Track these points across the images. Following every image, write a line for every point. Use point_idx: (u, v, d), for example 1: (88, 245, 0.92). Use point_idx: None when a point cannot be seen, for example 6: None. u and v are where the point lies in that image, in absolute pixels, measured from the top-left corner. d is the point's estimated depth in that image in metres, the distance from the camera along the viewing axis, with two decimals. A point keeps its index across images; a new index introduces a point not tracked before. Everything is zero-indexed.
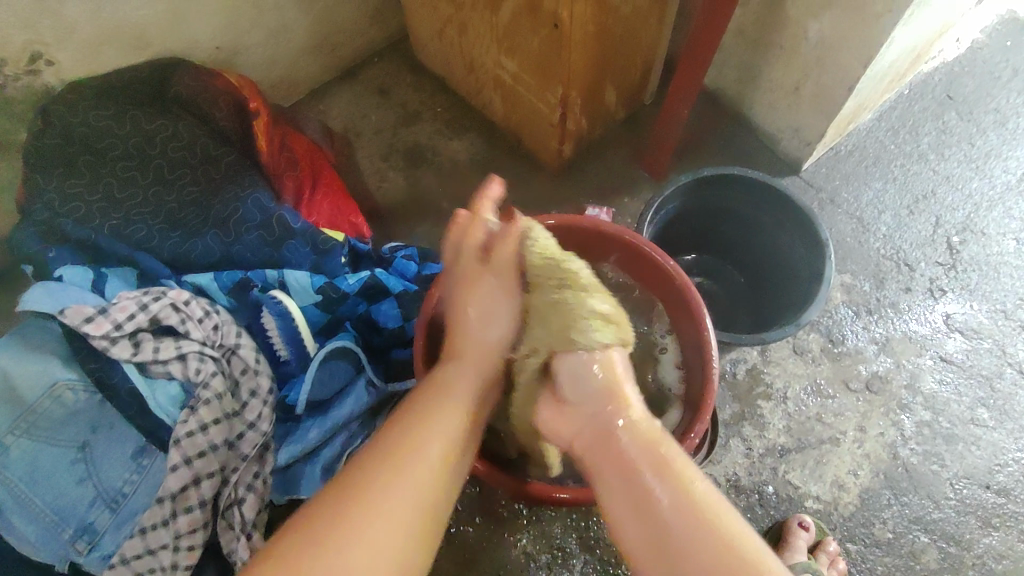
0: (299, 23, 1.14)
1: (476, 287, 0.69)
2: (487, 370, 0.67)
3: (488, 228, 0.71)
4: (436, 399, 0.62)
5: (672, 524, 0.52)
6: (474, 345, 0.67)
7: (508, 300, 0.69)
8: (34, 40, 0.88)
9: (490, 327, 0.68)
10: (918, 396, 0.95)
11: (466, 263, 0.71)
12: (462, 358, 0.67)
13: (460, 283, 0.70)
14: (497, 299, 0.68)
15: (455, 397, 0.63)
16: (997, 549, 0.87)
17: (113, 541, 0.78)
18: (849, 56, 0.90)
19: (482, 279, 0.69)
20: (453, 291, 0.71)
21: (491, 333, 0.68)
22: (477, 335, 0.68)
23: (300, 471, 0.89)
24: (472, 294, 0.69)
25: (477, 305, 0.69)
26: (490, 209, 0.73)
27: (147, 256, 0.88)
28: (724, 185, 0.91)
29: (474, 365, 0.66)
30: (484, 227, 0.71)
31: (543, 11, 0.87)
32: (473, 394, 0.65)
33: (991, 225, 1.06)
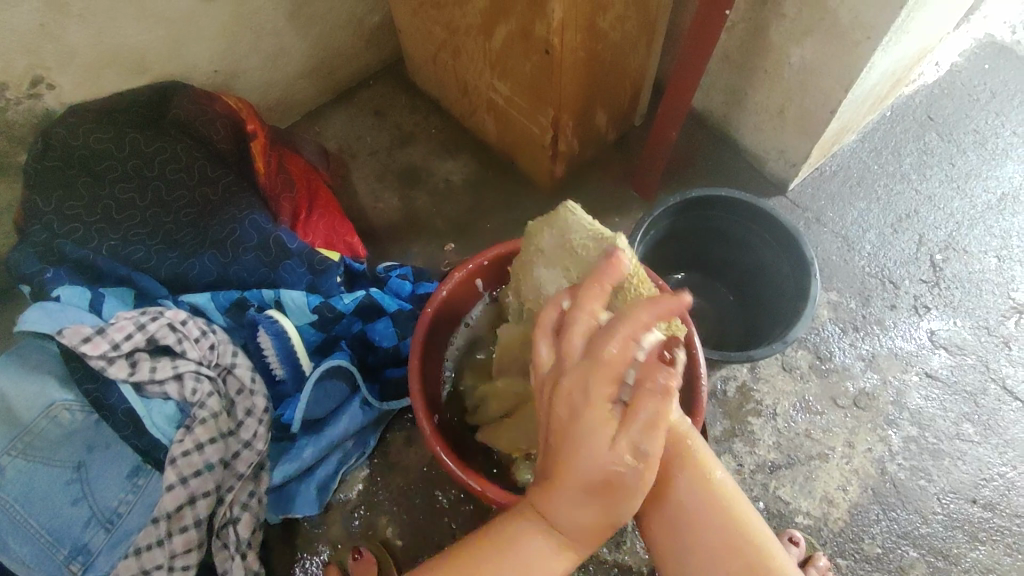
0: (296, 47, 1.16)
1: (594, 409, 0.45)
2: (585, 525, 0.50)
3: (638, 354, 0.46)
4: (505, 532, 0.52)
5: (695, 516, 0.53)
6: (583, 503, 0.48)
7: (640, 443, 0.45)
8: (37, 65, 0.90)
9: (606, 477, 0.46)
10: (905, 412, 0.97)
11: (591, 410, 0.45)
12: (558, 505, 0.49)
13: (570, 387, 0.46)
14: (621, 446, 0.45)
15: (528, 544, 0.51)
16: (984, 563, 0.89)
17: (107, 561, 0.77)
18: (830, 80, 0.93)
19: (601, 410, 0.45)
20: (545, 385, 0.49)
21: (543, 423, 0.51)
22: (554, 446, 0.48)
23: (295, 490, 0.90)
24: (594, 418, 0.45)
25: (600, 451, 0.45)
26: (648, 327, 0.44)
27: (144, 276, 0.90)
28: (711, 206, 0.94)
29: (570, 512, 0.49)
30: (628, 351, 0.45)
31: (535, 38, 0.89)
32: (556, 546, 0.51)
33: (973, 243, 1.08)
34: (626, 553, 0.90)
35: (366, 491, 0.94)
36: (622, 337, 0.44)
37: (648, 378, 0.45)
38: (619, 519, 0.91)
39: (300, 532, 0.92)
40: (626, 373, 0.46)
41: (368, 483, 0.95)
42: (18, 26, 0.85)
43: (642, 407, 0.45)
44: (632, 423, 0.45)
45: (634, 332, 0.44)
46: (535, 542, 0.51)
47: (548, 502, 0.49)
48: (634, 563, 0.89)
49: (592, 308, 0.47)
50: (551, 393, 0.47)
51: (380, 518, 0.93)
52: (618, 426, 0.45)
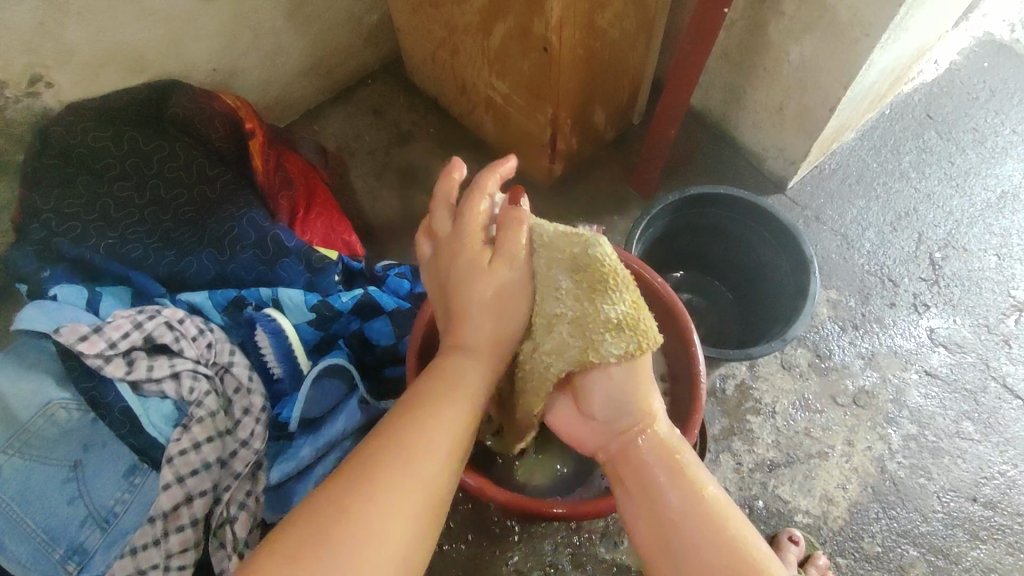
0: (294, 46, 1.16)
1: (476, 252, 0.62)
2: (490, 339, 0.63)
3: (491, 204, 0.65)
4: (447, 370, 0.60)
5: (687, 531, 0.52)
6: (481, 319, 0.62)
7: (508, 270, 0.62)
8: (35, 63, 0.90)
9: (497, 294, 0.62)
10: (905, 410, 0.96)
11: (471, 246, 0.63)
12: (467, 328, 0.62)
13: (459, 264, 0.63)
14: (504, 268, 0.62)
15: (462, 369, 0.60)
16: (985, 562, 0.88)
17: (103, 561, 0.77)
18: (829, 78, 0.93)
19: (483, 249, 0.62)
20: (445, 254, 0.65)
21: (464, 292, 0.62)
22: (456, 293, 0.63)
23: (293, 488, 0.88)
24: (478, 260, 0.62)
25: (484, 276, 0.61)
26: (496, 185, 0.65)
27: (141, 275, 0.89)
28: (709, 203, 0.93)
29: (479, 332, 0.62)
30: (491, 202, 0.65)
31: (533, 36, 0.89)
32: (481, 365, 0.62)
33: (973, 241, 1.08)
34: (625, 553, 0.90)
35: None
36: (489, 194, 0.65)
37: (510, 219, 0.62)
38: (618, 518, 0.91)
39: None
40: (489, 227, 0.65)
41: None
42: (16, 25, 0.85)
43: (510, 235, 0.62)
44: (502, 252, 0.62)
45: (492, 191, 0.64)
46: (472, 368, 0.61)
47: (459, 336, 0.63)
48: (632, 562, 0.89)
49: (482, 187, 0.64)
50: (445, 260, 0.65)
51: None
52: (502, 263, 0.62)
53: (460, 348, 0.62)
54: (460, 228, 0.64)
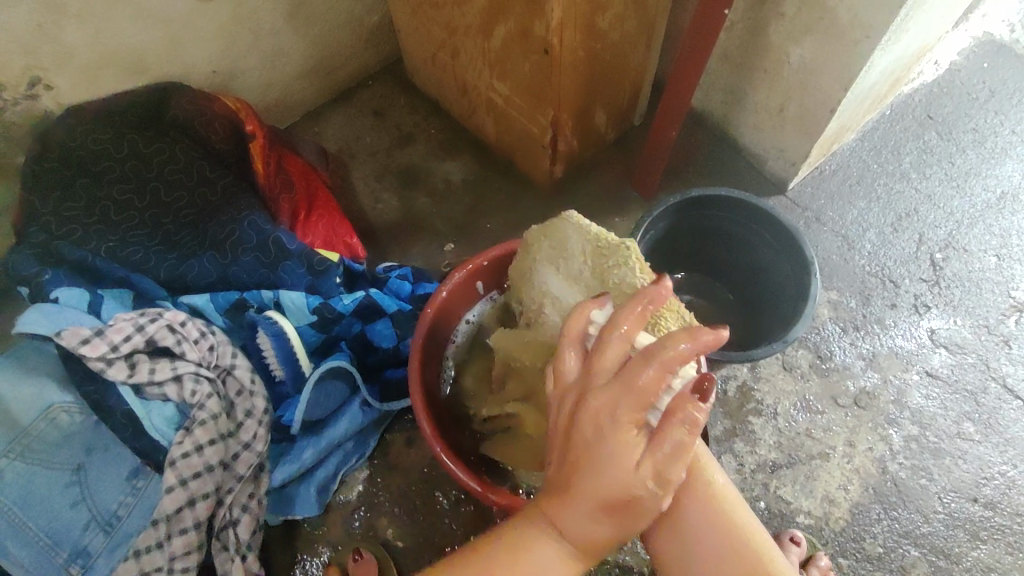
0: (295, 47, 1.16)
1: (624, 437, 0.46)
2: (591, 538, 0.49)
3: (686, 408, 0.45)
4: (520, 537, 0.51)
5: (696, 523, 0.53)
6: (592, 520, 0.48)
7: (653, 471, 0.46)
8: (34, 66, 0.90)
9: (618, 499, 0.46)
10: (906, 411, 0.97)
11: (621, 428, 0.46)
12: (569, 511, 0.48)
13: (595, 407, 0.47)
14: (642, 470, 0.46)
15: (541, 558, 0.50)
16: (985, 562, 0.88)
17: (106, 564, 0.77)
18: (829, 80, 0.93)
19: (628, 448, 0.46)
20: (567, 395, 0.51)
21: (590, 477, 0.47)
22: (588, 467, 0.47)
23: (295, 491, 0.90)
24: (618, 447, 0.46)
25: (616, 472, 0.46)
26: (640, 324, 0.49)
27: (143, 278, 0.89)
28: (711, 205, 0.93)
29: (582, 525, 0.49)
30: (669, 413, 0.46)
31: (534, 38, 0.89)
32: (564, 562, 0.51)
33: (973, 242, 1.08)
34: (628, 553, 0.90)
35: (366, 492, 0.94)
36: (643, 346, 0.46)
37: (676, 413, 0.45)
38: None
39: (300, 534, 0.92)
40: (654, 410, 0.47)
41: (368, 484, 0.95)
42: (16, 28, 0.85)
43: (665, 440, 0.45)
44: (656, 448, 0.46)
45: (671, 373, 0.45)
46: (547, 553, 0.50)
47: (561, 512, 0.49)
48: (635, 563, 0.89)
49: (626, 332, 0.48)
50: (575, 413, 0.48)
51: (381, 519, 0.93)
52: (644, 448, 0.46)
53: (554, 532, 0.50)
54: (591, 380, 0.49)
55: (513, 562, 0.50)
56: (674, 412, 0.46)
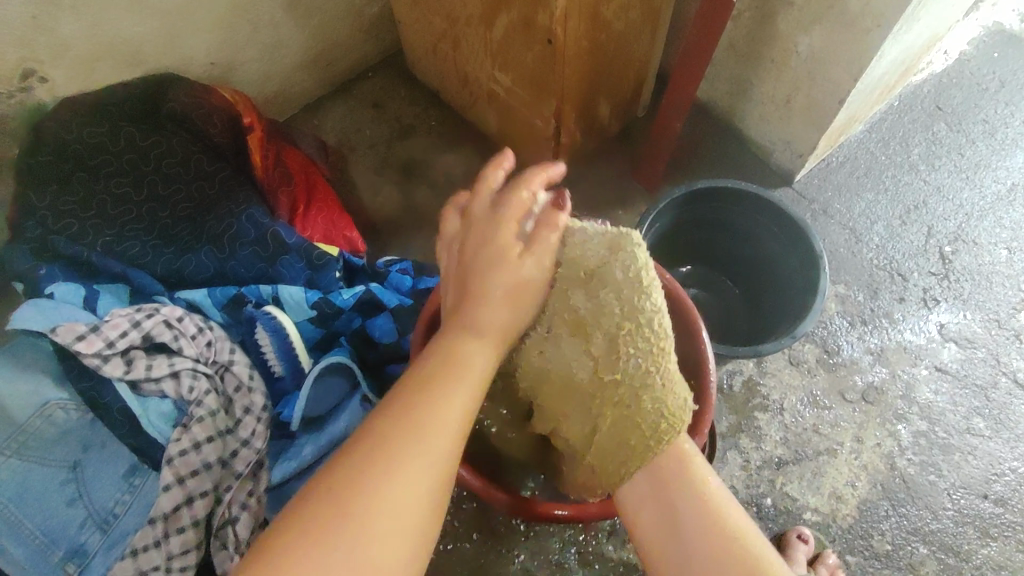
0: (294, 39, 1.14)
1: (506, 242, 0.60)
2: (500, 326, 0.59)
3: (533, 210, 0.63)
4: (444, 358, 0.56)
5: (694, 535, 0.54)
6: (498, 306, 0.58)
7: (534, 257, 0.60)
8: (28, 58, 0.88)
9: (514, 287, 0.59)
10: (915, 406, 0.95)
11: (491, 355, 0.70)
12: (483, 307, 0.58)
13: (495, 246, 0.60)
14: (532, 261, 0.60)
15: (470, 352, 0.57)
16: (995, 559, 0.87)
17: (104, 563, 0.76)
18: (838, 70, 0.92)
19: (511, 237, 0.60)
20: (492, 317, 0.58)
21: (491, 278, 0.59)
22: (493, 265, 0.59)
23: (295, 488, 0.88)
24: (511, 248, 0.60)
25: (511, 265, 0.59)
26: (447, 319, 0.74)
27: (140, 273, 0.88)
28: (717, 197, 0.92)
29: (492, 316, 0.58)
30: (534, 203, 0.63)
31: (537, 27, 0.87)
32: (489, 353, 0.58)
33: (983, 235, 1.06)
34: (633, 551, 0.89)
35: None
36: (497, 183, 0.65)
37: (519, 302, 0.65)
38: None
39: None
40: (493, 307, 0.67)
41: None
42: (8, 19, 0.84)
43: (541, 233, 0.61)
44: (534, 247, 0.60)
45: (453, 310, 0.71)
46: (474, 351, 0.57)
47: (472, 313, 0.58)
48: (639, 560, 0.88)
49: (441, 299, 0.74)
50: (464, 247, 0.62)
51: None
52: (524, 245, 0.60)
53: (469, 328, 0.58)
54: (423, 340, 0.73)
55: (448, 363, 0.55)
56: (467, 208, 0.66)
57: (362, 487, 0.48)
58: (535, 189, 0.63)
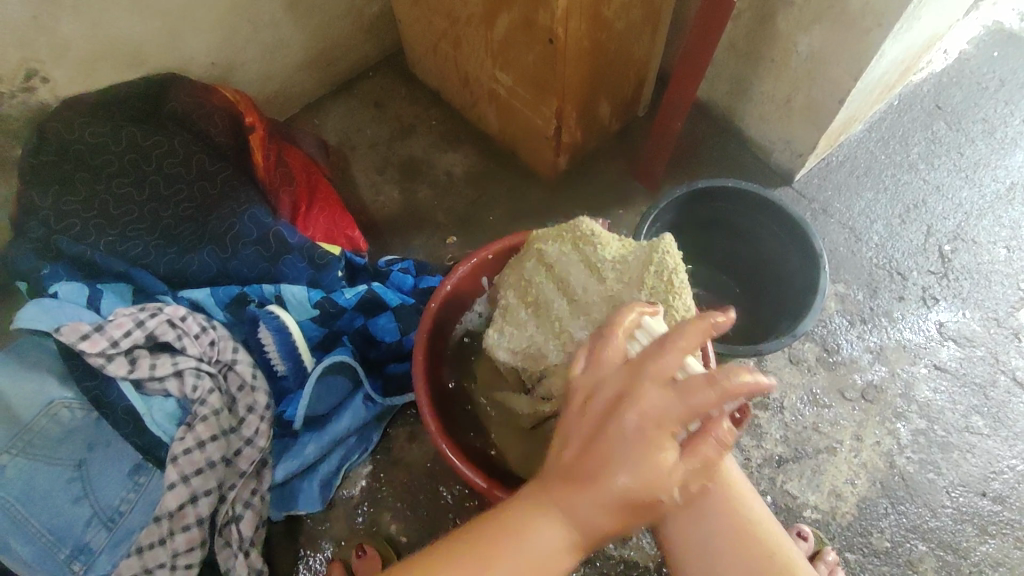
0: (295, 39, 1.14)
1: (661, 435, 0.43)
2: (601, 531, 0.45)
3: (735, 402, 0.43)
4: (521, 518, 0.46)
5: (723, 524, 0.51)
6: (605, 512, 0.44)
7: (687, 469, 0.44)
8: (30, 58, 0.89)
9: (638, 497, 0.43)
10: (913, 404, 0.96)
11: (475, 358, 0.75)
12: (588, 499, 0.44)
13: (647, 409, 0.43)
14: (681, 472, 0.44)
15: (548, 530, 0.45)
16: (993, 556, 0.88)
17: (109, 561, 0.77)
18: (837, 70, 0.92)
19: (669, 452, 0.43)
20: (602, 383, 0.46)
21: (622, 468, 0.43)
22: (631, 459, 0.42)
23: (299, 486, 0.90)
24: (660, 441, 0.43)
25: (646, 469, 0.43)
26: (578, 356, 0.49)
27: (143, 272, 0.88)
28: (719, 196, 0.92)
29: (595, 515, 0.44)
30: (731, 403, 0.43)
31: (538, 28, 0.87)
32: (567, 543, 0.45)
33: (982, 234, 1.07)
34: (634, 548, 0.89)
35: (370, 487, 0.94)
36: (663, 336, 0.50)
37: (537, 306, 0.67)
38: None
39: (304, 529, 0.91)
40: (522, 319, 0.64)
41: (372, 479, 0.94)
42: (10, 20, 0.84)
43: (702, 444, 0.45)
44: (689, 450, 0.45)
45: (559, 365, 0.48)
46: (549, 539, 0.45)
47: (573, 500, 0.44)
48: (640, 557, 0.89)
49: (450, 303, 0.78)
50: (610, 410, 0.44)
51: (384, 515, 0.92)
52: (679, 453, 0.44)
53: (563, 509, 0.45)
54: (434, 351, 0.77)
55: (510, 539, 0.45)
56: (637, 348, 0.50)
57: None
58: (737, 394, 0.43)
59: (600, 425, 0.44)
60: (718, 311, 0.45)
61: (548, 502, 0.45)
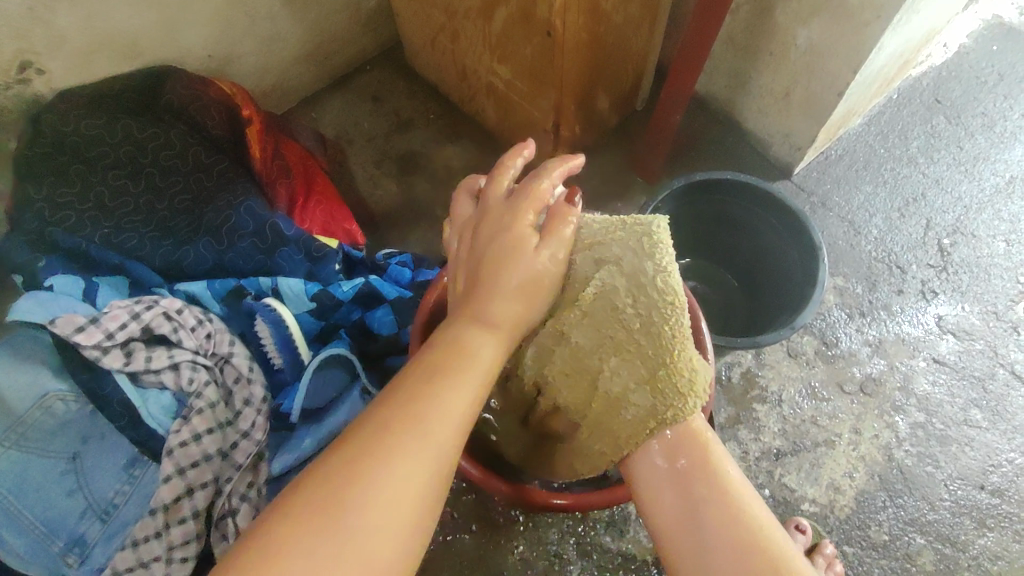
0: (292, 31, 1.14)
1: (518, 223, 0.58)
2: (511, 320, 0.57)
3: (551, 199, 0.61)
4: (452, 339, 0.55)
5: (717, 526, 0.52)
6: (510, 300, 0.56)
7: (551, 248, 0.58)
8: (25, 50, 0.88)
9: (528, 278, 0.57)
10: (912, 398, 0.96)
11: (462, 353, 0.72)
12: (489, 299, 0.56)
13: (498, 222, 0.60)
14: (547, 249, 0.58)
15: (476, 342, 0.55)
16: (992, 549, 0.88)
17: (103, 554, 0.76)
18: (836, 62, 0.91)
19: (527, 234, 0.58)
20: (467, 229, 0.64)
21: (506, 267, 0.57)
22: (512, 253, 0.57)
23: (295, 480, 0.88)
24: (519, 233, 0.58)
25: (523, 254, 0.57)
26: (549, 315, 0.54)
27: (138, 265, 0.87)
28: (717, 189, 0.92)
29: (500, 306, 0.56)
30: (550, 188, 0.61)
31: (535, 19, 0.87)
32: (494, 343, 0.56)
33: (982, 227, 1.06)
34: (631, 542, 0.89)
35: None
36: (511, 176, 0.64)
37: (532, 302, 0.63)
38: (623, 507, 0.90)
39: None
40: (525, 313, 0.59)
41: None
42: (5, 11, 0.83)
43: (557, 226, 0.59)
44: (548, 237, 0.59)
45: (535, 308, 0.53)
46: (482, 346, 0.55)
47: (477, 303, 0.56)
48: (638, 551, 0.89)
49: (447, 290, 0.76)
50: (478, 232, 0.61)
51: None
52: (540, 239, 0.59)
53: (477, 319, 0.56)
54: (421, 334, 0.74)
55: (438, 360, 0.53)
56: (489, 191, 0.64)
57: (349, 504, 0.44)
58: (552, 182, 0.61)
59: (481, 254, 0.58)
60: (565, 156, 0.63)
61: (463, 319, 0.56)
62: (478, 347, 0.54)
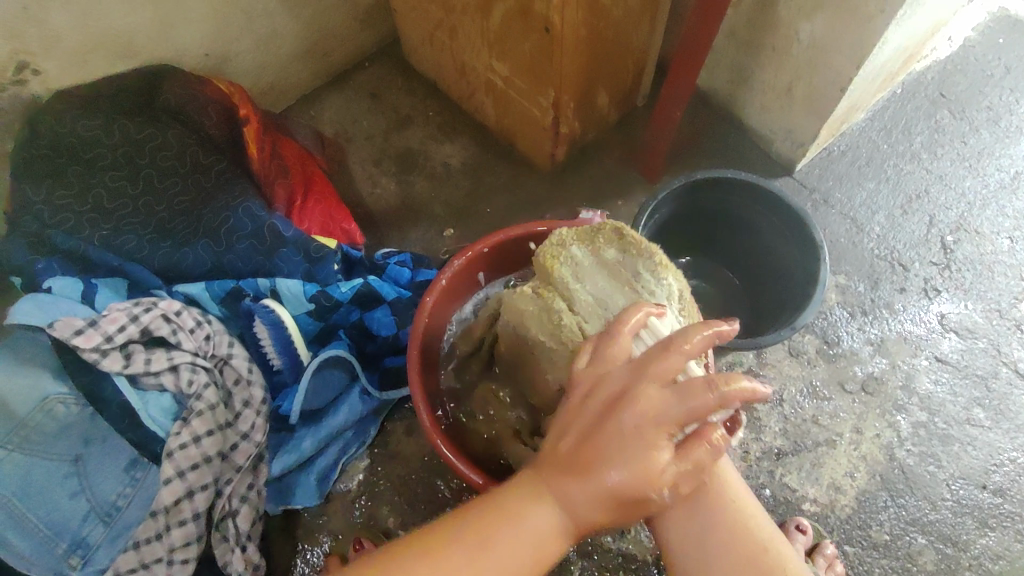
0: (289, 29, 1.13)
1: (653, 438, 0.47)
2: (593, 516, 0.49)
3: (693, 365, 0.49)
4: (523, 503, 0.50)
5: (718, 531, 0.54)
6: (598, 500, 0.48)
7: (675, 467, 0.48)
8: (21, 50, 0.88)
9: (626, 489, 0.47)
10: (914, 397, 0.95)
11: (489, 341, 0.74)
12: (582, 483, 0.48)
13: (643, 405, 0.47)
14: (670, 469, 0.48)
15: (539, 515, 0.49)
16: (993, 549, 0.87)
17: (107, 555, 0.77)
18: (837, 56, 0.90)
19: (663, 450, 0.47)
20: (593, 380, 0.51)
21: (614, 467, 0.47)
22: (617, 457, 0.47)
23: (294, 480, 0.90)
24: (655, 442, 0.47)
25: (636, 456, 0.47)
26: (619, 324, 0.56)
27: (137, 266, 0.87)
28: (718, 187, 0.91)
29: (589, 501, 0.48)
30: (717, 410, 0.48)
31: (534, 17, 0.86)
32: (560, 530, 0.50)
33: (986, 224, 1.05)
34: (630, 541, 0.89)
35: (366, 482, 0.94)
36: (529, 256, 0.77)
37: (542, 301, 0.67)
38: None
39: (301, 522, 0.92)
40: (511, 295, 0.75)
41: (368, 474, 0.94)
42: None
43: (693, 447, 0.49)
44: (680, 456, 0.48)
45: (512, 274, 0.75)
46: (546, 523, 0.49)
47: (571, 486, 0.48)
48: (637, 551, 0.89)
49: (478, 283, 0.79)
50: (605, 407, 0.48)
51: (381, 509, 0.93)
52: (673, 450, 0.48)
53: (560, 500, 0.49)
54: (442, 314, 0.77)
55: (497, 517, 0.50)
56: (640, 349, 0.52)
57: None
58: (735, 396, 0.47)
59: (597, 421, 0.49)
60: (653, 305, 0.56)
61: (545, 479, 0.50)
62: (538, 515, 0.49)
